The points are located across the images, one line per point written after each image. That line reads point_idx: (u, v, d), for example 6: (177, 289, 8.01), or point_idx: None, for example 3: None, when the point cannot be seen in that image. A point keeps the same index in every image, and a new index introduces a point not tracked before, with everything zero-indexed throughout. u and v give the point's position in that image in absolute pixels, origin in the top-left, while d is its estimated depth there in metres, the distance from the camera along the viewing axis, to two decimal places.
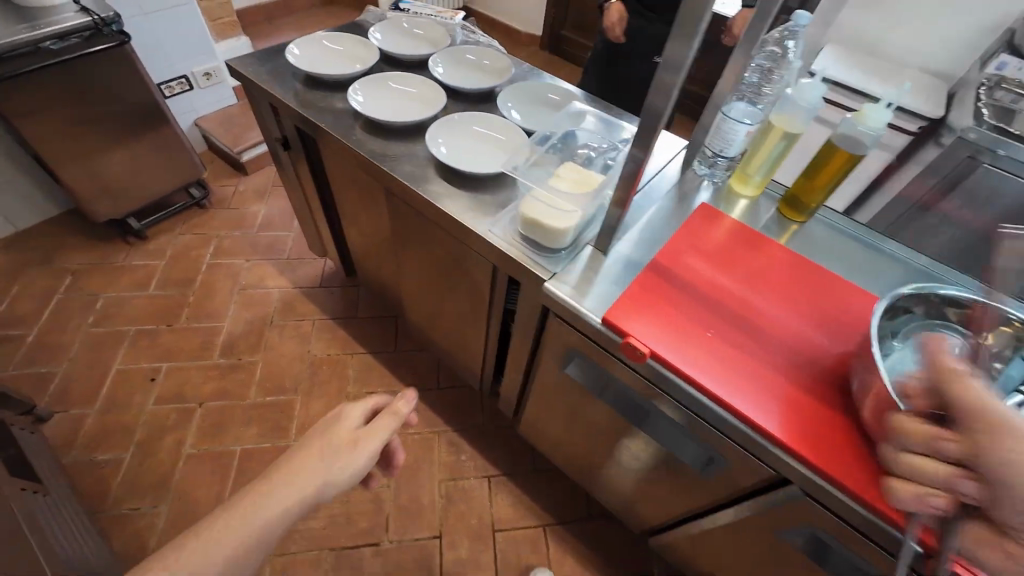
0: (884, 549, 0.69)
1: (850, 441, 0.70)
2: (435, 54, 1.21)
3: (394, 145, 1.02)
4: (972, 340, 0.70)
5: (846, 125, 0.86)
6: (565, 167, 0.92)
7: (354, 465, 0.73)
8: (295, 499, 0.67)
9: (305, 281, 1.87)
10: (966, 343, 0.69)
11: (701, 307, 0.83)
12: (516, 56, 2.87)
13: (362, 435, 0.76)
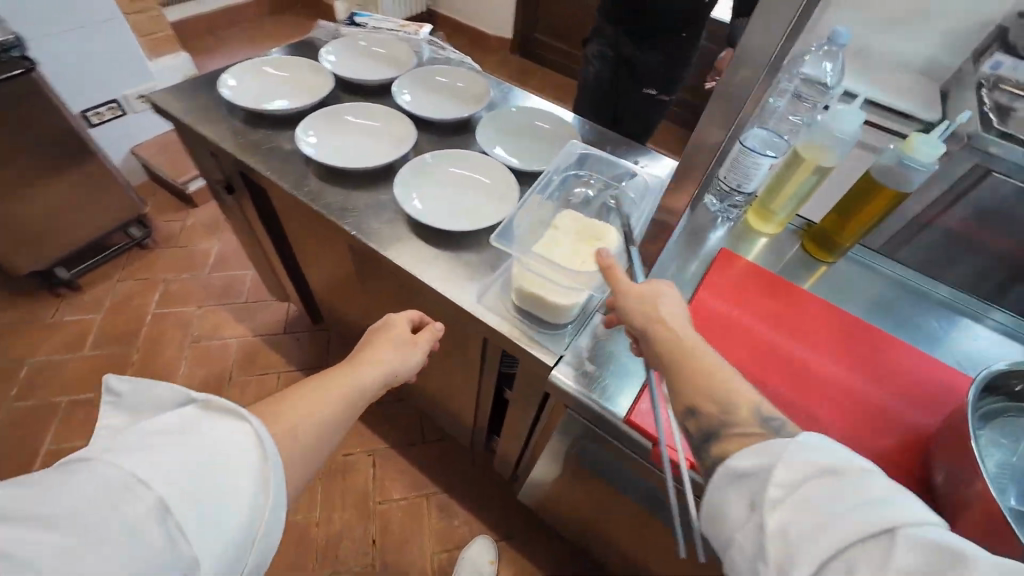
0: None
1: None
2: (400, 78, 1.05)
3: (358, 194, 0.86)
4: None
5: (890, 156, 0.74)
6: (566, 218, 0.75)
7: (398, 364, 0.71)
8: (348, 384, 0.63)
9: (267, 327, 1.67)
10: None
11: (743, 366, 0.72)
12: (486, 62, 2.70)
13: (407, 340, 0.76)
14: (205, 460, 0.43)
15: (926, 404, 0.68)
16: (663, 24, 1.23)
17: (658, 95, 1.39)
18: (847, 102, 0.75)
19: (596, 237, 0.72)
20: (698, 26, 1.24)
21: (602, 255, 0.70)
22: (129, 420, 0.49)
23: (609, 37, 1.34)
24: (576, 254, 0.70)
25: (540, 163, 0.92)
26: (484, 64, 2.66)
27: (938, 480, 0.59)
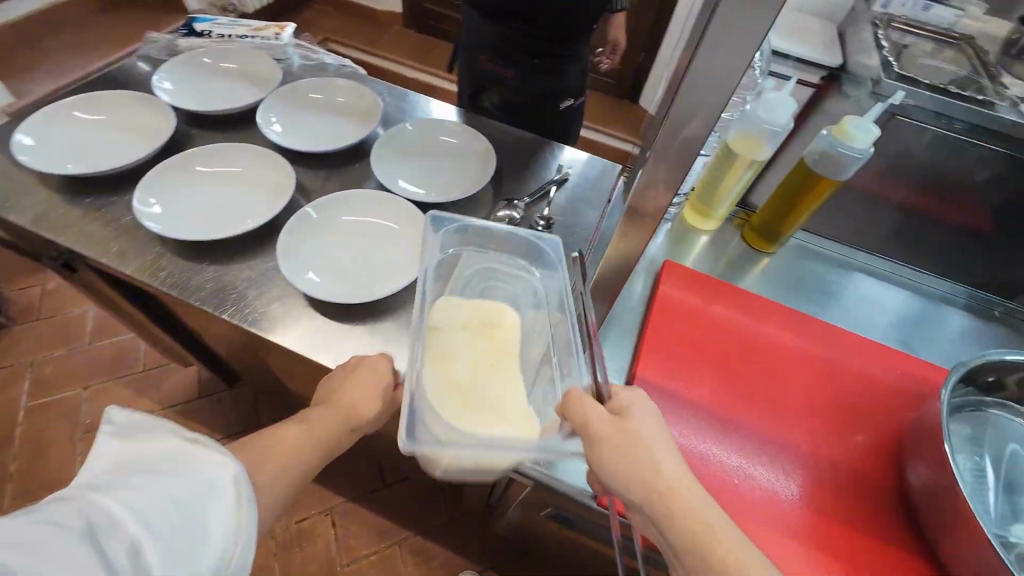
0: None
1: (903, 548, 0.56)
2: (265, 101, 0.85)
3: (234, 270, 0.69)
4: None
5: (823, 143, 0.69)
6: (450, 314, 0.62)
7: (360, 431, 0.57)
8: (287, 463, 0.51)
9: (178, 396, 1.44)
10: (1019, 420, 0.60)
11: (708, 366, 0.69)
12: (379, 41, 2.42)
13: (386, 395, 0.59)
14: (184, 496, 0.40)
15: (884, 398, 0.68)
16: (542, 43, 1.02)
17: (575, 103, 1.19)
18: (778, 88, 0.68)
19: (492, 328, 0.62)
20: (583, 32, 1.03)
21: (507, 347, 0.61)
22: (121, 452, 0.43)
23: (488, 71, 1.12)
24: (488, 373, 0.58)
25: (452, 191, 0.79)
26: (377, 43, 2.38)
27: (912, 483, 0.57)
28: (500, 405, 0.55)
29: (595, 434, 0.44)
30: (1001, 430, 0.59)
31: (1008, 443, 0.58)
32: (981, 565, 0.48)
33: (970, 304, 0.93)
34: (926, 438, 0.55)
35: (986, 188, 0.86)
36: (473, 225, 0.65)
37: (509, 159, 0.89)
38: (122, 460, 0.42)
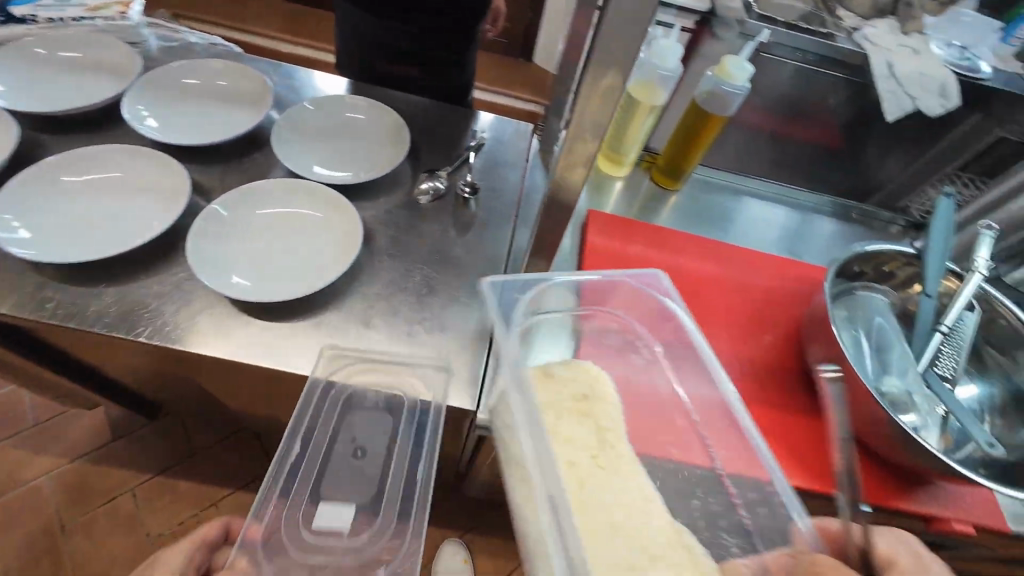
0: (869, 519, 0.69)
1: (811, 419, 0.68)
2: (130, 93, 0.74)
3: (140, 287, 0.61)
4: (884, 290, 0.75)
5: (709, 83, 0.77)
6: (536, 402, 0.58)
7: None
8: None
9: (88, 442, 1.28)
10: (881, 296, 0.74)
11: None
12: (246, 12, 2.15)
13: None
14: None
15: (783, 302, 0.80)
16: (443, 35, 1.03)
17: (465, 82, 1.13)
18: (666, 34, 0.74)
19: (586, 402, 0.60)
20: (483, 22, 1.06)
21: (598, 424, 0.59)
22: None
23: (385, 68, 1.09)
24: (604, 484, 0.56)
25: (370, 170, 0.76)
26: (243, 15, 2.13)
27: (813, 364, 0.68)
28: (649, 544, 0.53)
29: None
30: (869, 306, 0.72)
31: (875, 315, 0.71)
32: (868, 413, 0.60)
33: (836, 212, 1.10)
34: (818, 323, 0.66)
35: (837, 108, 1.01)
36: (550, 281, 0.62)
37: (423, 129, 0.87)
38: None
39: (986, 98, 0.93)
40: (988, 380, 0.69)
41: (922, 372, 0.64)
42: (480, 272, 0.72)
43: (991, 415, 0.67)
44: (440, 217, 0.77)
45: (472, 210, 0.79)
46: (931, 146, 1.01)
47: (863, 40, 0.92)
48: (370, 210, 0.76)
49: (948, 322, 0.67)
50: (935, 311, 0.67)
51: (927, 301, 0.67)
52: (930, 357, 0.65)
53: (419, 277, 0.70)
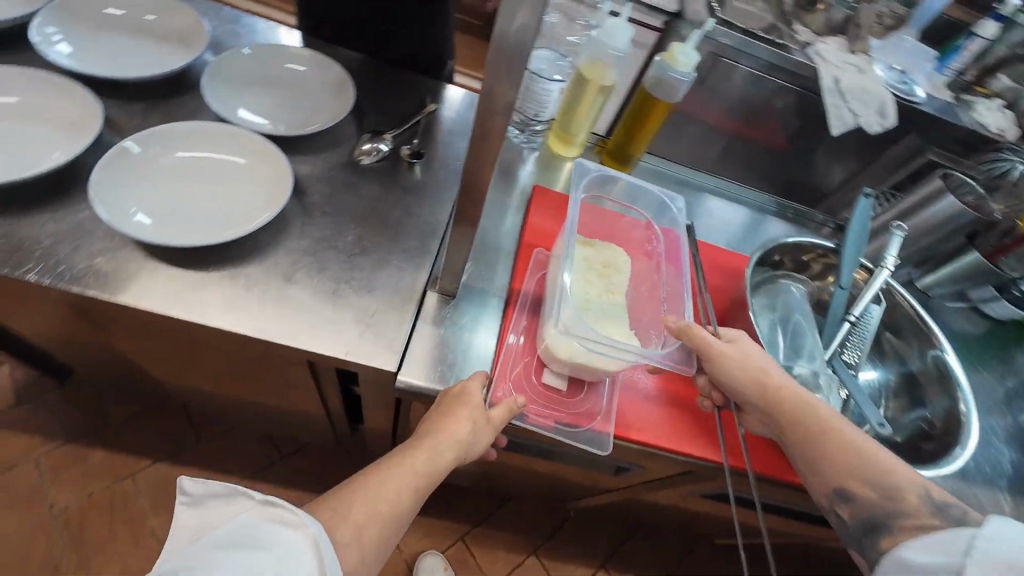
0: (779, 497, 0.73)
1: None
2: (39, 16, 0.68)
3: (33, 225, 0.56)
4: (804, 283, 0.79)
5: (657, 69, 0.78)
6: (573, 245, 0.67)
7: None
8: None
9: None
10: (801, 286, 0.78)
11: None
12: None
13: None
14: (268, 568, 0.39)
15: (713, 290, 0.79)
16: (403, 14, 0.98)
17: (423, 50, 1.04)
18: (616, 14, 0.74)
19: (615, 268, 0.68)
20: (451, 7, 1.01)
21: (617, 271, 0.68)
22: (207, 521, 0.44)
23: (335, 35, 1.04)
24: (604, 290, 0.65)
25: (306, 124, 0.73)
26: None
27: None
28: (618, 323, 0.63)
29: (721, 353, 0.57)
30: (790, 296, 0.76)
31: (795, 308, 0.74)
32: None
33: (778, 211, 1.10)
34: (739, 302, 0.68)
35: (783, 112, 1.05)
36: (612, 175, 0.72)
37: (372, 91, 0.84)
38: (200, 531, 0.43)
39: (911, 116, 0.99)
40: (886, 366, 0.76)
41: (829, 358, 0.68)
42: (415, 236, 0.70)
43: (888, 398, 0.73)
44: (380, 179, 0.75)
45: (416, 175, 0.77)
46: (874, 159, 1.07)
47: (815, 55, 0.97)
48: (306, 166, 0.73)
49: (855, 312, 0.71)
50: (846, 302, 0.71)
51: (840, 292, 0.71)
52: (836, 344, 0.69)
53: (350, 237, 0.68)
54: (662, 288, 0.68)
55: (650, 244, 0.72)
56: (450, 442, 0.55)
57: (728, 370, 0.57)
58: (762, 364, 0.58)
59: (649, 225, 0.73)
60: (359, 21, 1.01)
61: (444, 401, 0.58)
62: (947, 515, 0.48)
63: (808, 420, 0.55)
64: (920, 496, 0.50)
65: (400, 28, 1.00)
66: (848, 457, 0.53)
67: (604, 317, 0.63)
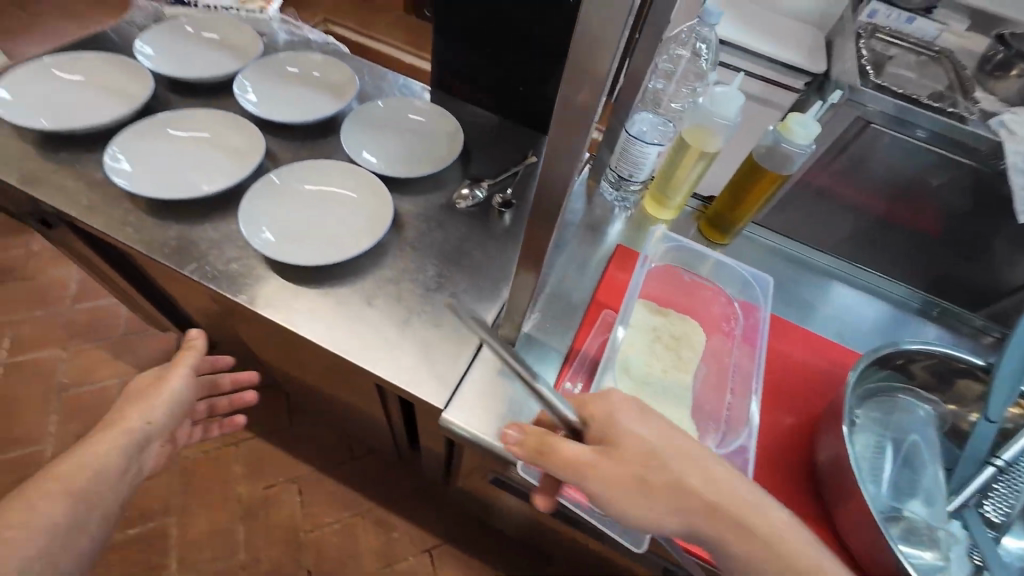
0: None
1: (812, 520, 0.58)
2: (242, 72, 0.88)
3: (196, 229, 0.71)
4: (934, 404, 0.64)
5: (771, 138, 0.73)
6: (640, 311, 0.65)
7: None
8: None
9: (154, 362, 1.47)
10: (929, 408, 0.64)
11: None
12: (379, 39, 2.54)
13: None
14: None
15: (807, 387, 0.68)
16: (524, 74, 1.06)
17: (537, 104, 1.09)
18: (727, 83, 0.72)
19: (685, 343, 0.63)
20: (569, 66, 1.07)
21: (685, 350, 0.62)
22: None
23: (464, 92, 1.15)
24: (665, 365, 0.61)
25: (415, 167, 0.82)
26: (379, 46, 2.52)
27: (822, 457, 0.59)
28: (673, 404, 0.58)
29: None
30: (910, 417, 0.62)
31: (912, 431, 0.61)
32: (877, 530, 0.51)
33: (923, 308, 0.93)
34: (833, 410, 0.59)
35: (939, 191, 0.90)
36: (694, 246, 0.70)
37: (481, 142, 0.92)
38: None
39: None
40: None
41: (956, 507, 0.55)
42: (489, 278, 0.74)
43: None
44: (469, 221, 0.81)
45: (503, 221, 0.82)
46: None
47: (999, 127, 0.81)
48: (408, 203, 0.81)
49: (1004, 456, 0.56)
50: (991, 441, 0.56)
51: (985, 426, 0.56)
52: (969, 492, 0.55)
53: (430, 271, 0.73)
54: (730, 374, 0.62)
55: (728, 323, 0.67)
56: (122, 420, 0.70)
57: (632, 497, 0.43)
58: (665, 476, 0.44)
59: (730, 301, 0.68)
60: (484, 79, 1.11)
61: (121, 398, 0.74)
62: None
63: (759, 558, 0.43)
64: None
65: (520, 85, 1.08)
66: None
67: (659, 393, 0.59)
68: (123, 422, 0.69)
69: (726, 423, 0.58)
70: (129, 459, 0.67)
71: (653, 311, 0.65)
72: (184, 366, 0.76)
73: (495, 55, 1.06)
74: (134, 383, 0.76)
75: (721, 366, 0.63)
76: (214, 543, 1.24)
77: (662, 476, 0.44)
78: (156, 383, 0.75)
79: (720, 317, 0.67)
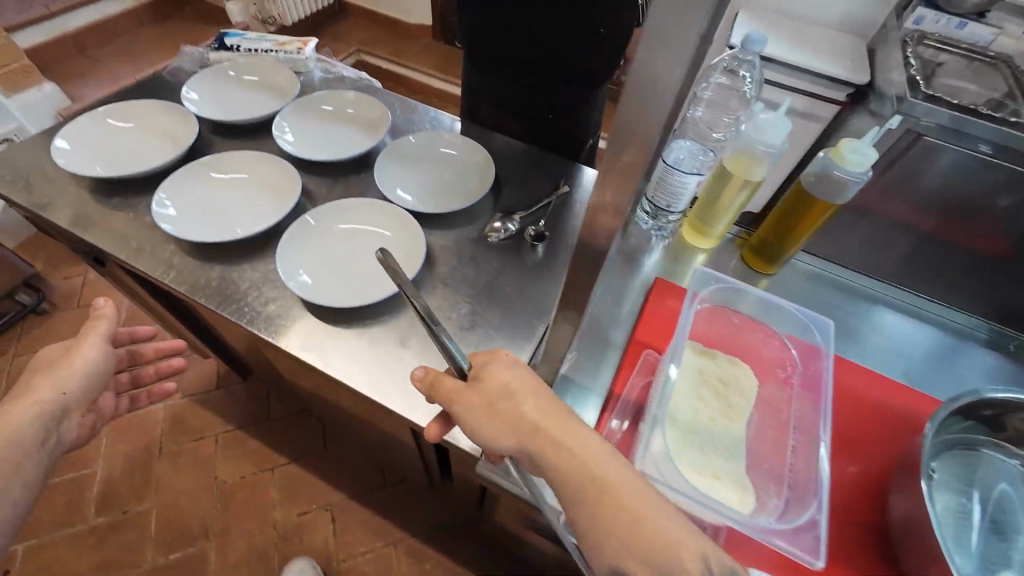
0: None
1: None
2: (281, 113, 0.91)
3: (236, 268, 0.73)
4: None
5: (820, 165, 0.69)
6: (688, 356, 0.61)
7: None
8: None
9: (197, 386, 1.52)
10: (1017, 464, 0.57)
11: None
12: (409, 66, 2.62)
13: None
14: None
15: (873, 437, 0.63)
16: (554, 102, 1.10)
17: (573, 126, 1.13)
18: (773, 110, 0.68)
19: (736, 390, 0.59)
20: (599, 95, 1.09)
21: (737, 401, 0.58)
22: None
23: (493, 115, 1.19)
24: (717, 417, 0.57)
25: (448, 202, 0.82)
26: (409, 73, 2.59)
27: (896, 519, 0.53)
28: (727, 460, 0.54)
29: None
30: (994, 473, 0.56)
31: (998, 490, 0.55)
32: None
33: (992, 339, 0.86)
34: (908, 468, 0.53)
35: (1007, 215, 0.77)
36: (746, 286, 0.66)
37: (512, 173, 0.91)
38: None
39: None
40: None
41: None
42: (523, 316, 0.72)
43: None
44: (502, 256, 0.80)
45: (536, 255, 0.80)
46: None
47: None
48: (440, 238, 0.81)
49: None
50: None
51: None
52: None
53: (464, 309, 0.72)
54: (789, 426, 0.57)
55: (784, 369, 0.62)
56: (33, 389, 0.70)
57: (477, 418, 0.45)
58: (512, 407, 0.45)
59: (785, 346, 0.64)
60: (516, 104, 1.13)
61: (30, 368, 0.73)
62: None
63: (583, 487, 0.43)
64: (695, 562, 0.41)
65: (549, 112, 1.12)
66: (635, 542, 0.42)
67: (708, 444, 0.55)
68: (31, 396, 0.69)
69: (787, 482, 0.53)
70: (48, 429, 0.69)
71: (700, 355, 0.61)
72: (94, 335, 0.76)
73: (530, 86, 1.08)
74: (41, 354, 0.75)
75: (777, 416, 0.58)
76: (250, 570, 1.24)
77: (511, 405, 0.45)
78: (69, 353, 0.75)
79: (775, 361, 0.63)
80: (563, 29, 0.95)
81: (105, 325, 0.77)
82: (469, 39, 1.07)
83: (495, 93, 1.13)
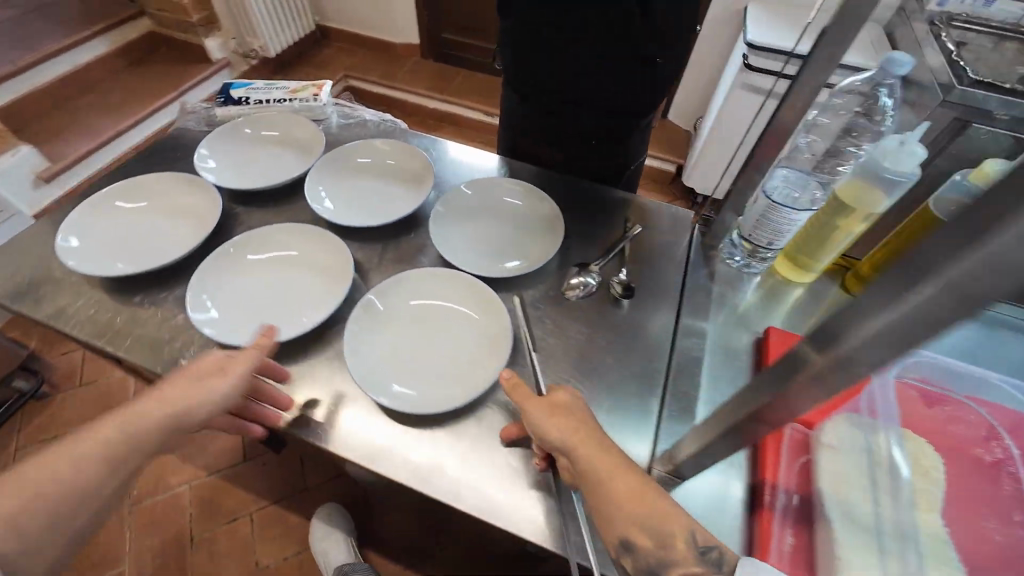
0: None
1: None
2: (313, 173, 0.81)
3: (296, 368, 0.62)
4: None
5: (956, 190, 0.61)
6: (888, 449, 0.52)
7: None
8: None
9: (223, 461, 1.40)
10: None
11: None
12: (401, 90, 2.53)
13: None
14: None
15: None
16: (598, 132, 1.02)
17: (613, 154, 1.08)
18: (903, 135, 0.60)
19: (944, 483, 0.50)
20: (642, 126, 1.03)
21: (946, 501, 0.49)
22: None
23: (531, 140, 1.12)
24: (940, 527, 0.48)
25: (518, 261, 0.74)
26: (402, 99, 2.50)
27: None
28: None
29: None
30: None
31: None
32: None
33: None
34: None
35: None
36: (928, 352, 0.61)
37: (576, 216, 0.83)
38: None
39: None
40: None
41: None
42: (627, 390, 0.64)
43: None
44: (587, 318, 0.71)
45: (624, 311, 0.71)
46: None
47: None
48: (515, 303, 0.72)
49: None
50: None
51: None
52: None
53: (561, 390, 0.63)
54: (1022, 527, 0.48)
55: (988, 451, 0.53)
56: (163, 401, 0.53)
57: (535, 407, 0.53)
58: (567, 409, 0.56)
59: (984, 425, 0.55)
60: (553, 135, 1.07)
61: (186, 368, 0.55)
62: (710, 562, 0.42)
63: (600, 472, 0.49)
64: (684, 535, 0.44)
65: (593, 139, 1.04)
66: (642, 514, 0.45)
67: (932, 558, 0.45)
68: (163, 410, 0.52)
69: None
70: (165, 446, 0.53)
71: (901, 448, 0.52)
72: (245, 366, 0.55)
73: (566, 121, 1.02)
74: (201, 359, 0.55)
75: (1009, 519, 0.49)
76: None
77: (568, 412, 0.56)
78: (217, 374, 0.54)
79: (976, 443, 0.54)
80: (611, 61, 0.87)
81: (256, 358, 0.56)
82: (509, 69, 0.99)
83: (533, 124, 1.07)
